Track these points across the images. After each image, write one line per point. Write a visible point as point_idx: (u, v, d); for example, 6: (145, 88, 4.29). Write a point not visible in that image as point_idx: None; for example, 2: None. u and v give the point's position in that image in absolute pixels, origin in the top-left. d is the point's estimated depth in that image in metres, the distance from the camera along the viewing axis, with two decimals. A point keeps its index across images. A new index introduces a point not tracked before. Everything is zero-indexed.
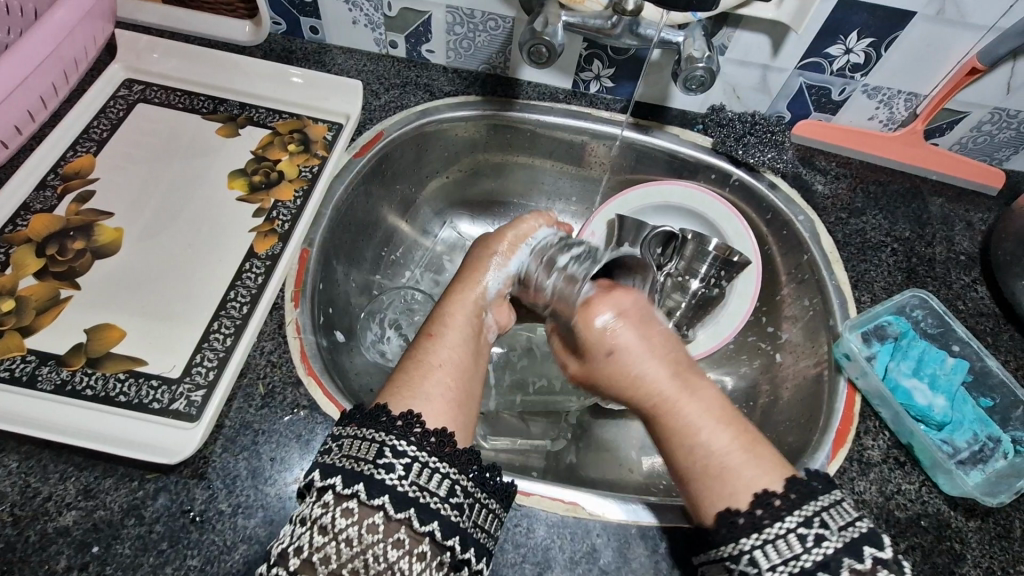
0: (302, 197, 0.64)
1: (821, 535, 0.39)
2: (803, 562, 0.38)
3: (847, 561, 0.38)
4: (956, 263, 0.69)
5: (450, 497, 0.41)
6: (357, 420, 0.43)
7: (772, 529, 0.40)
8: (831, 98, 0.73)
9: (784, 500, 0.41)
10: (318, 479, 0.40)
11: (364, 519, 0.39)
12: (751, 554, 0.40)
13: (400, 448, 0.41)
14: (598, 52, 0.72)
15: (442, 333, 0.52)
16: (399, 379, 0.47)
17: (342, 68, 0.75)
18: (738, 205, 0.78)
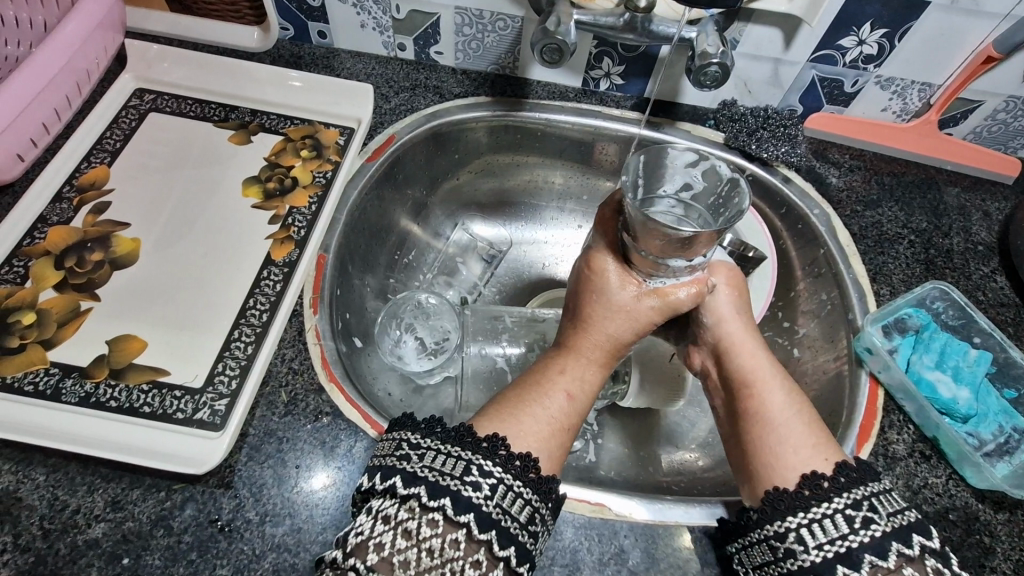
0: (317, 203, 0.64)
1: (871, 518, 0.41)
2: (849, 542, 0.40)
3: (896, 544, 0.40)
4: (974, 254, 0.69)
5: (529, 524, 0.41)
6: (441, 435, 0.43)
7: (818, 509, 0.42)
8: (843, 90, 0.73)
9: (832, 483, 0.44)
10: (401, 485, 0.41)
11: (446, 533, 0.39)
12: (796, 531, 0.42)
13: (487, 468, 0.42)
14: (609, 50, 0.72)
15: (578, 394, 0.51)
16: (516, 413, 0.48)
17: (351, 72, 0.75)
18: (753, 199, 0.77)
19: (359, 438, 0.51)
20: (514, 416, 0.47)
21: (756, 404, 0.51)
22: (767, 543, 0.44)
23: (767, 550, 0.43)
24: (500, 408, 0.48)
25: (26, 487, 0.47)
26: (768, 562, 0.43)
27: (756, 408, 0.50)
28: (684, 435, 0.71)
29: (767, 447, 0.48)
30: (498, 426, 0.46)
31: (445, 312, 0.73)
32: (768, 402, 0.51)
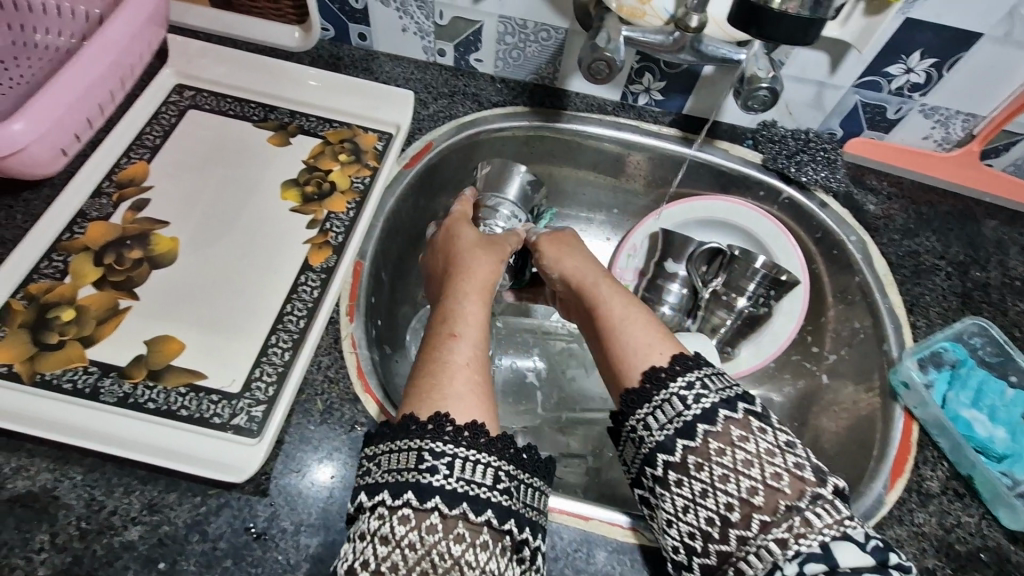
0: (355, 209, 0.64)
1: (701, 393, 0.45)
2: (685, 416, 0.45)
3: (723, 411, 0.44)
4: (1011, 289, 0.68)
5: (497, 484, 0.42)
6: (390, 436, 0.43)
7: (658, 396, 0.47)
8: (885, 117, 0.72)
9: (667, 371, 0.48)
10: (366, 498, 0.41)
11: (422, 523, 0.39)
12: (642, 418, 0.47)
13: (437, 450, 0.41)
14: (651, 65, 0.71)
15: (463, 331, 0.52)
16: (422, 380, 0.47)
17: (390, 75, 0.75)
18: (786, 222, 0.77)
19: None
20: (433, 384, 0.47)
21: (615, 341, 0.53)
22: (630, 437, 0.48)
23: (632, 444, 0.47)
24: (417, 381, 0.48)
25: (64, 486, 0.47)
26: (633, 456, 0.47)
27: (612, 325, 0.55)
28: None
29: (622, 357, 0.52)
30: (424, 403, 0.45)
31: None
32: (620, 320, 0.55)
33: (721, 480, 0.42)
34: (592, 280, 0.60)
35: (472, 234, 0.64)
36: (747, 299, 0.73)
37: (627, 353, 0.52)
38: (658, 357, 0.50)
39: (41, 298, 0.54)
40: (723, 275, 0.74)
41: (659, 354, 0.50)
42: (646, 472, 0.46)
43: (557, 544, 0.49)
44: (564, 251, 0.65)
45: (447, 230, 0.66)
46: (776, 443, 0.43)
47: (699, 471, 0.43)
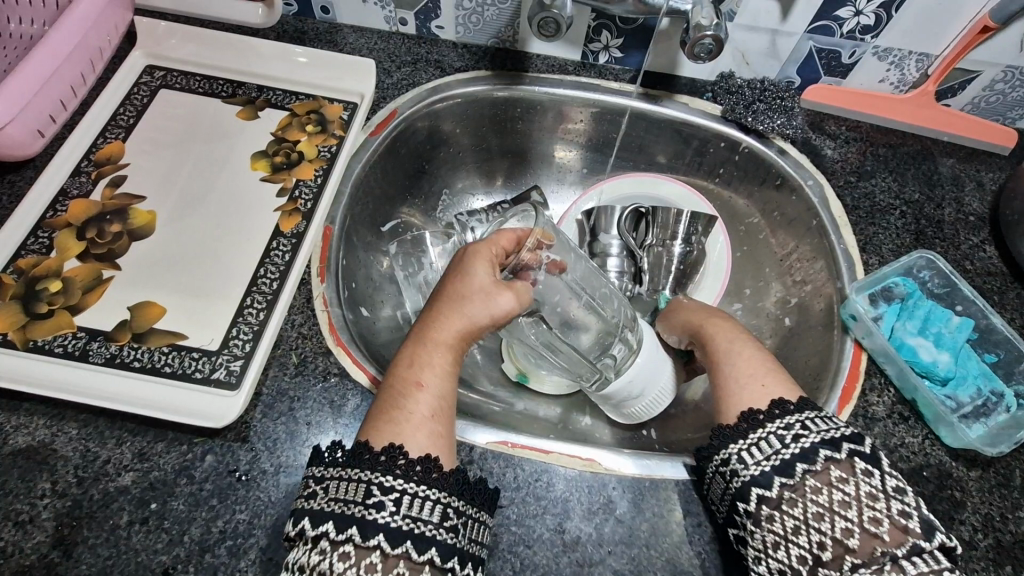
0: (322, 176, 0.67)
1: (800, 434, 0.46)
2: (783, 455, 0.46)
3: (825, 451, 0.45)
4: (965, 224, 0.70)
5: (444, 520, 0.43)
6: (340, 462, 0.45)
7: (755, 434, 0.47)
8: (841, 61, 0.73)
9: (766, 414, 0.48)
10: (309, 529, 0.42)
11: (361, 559, 0.41)
12: (738, 455, 0.47)
13: (386, 485, 0.43)
14: (607, 22, 0.73)
15: (430, 376, 0.50)
16: (379, 414, 0.47)
17: (354, 47, 0.77)
18: (748, 171, 0.79)
19: (365, 398, 0.55)
20: (393, 416, 0.47)
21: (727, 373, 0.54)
22: (718, 472, 0.48)
23: (719, 478, 0.48)
24: (382, 407, 0.48)
25: (60, 439, 0.51)
26: (722, 488, 0.48)
27: (725, 369, 0.54)
28: (679, 401, 0.74)
29: (728, 392, 0.52)
30: (382, 433, 0.46)
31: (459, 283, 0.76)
32: (732, 367, 0.54)
33: (817, 519, 0.43)
34: (710, 332, 0.59)
35: (483, 281, 0.53)
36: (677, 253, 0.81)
37: (725, 389, 0.53)
38: (761, 400, 0.50)
39: (29, 271, 0.58)
40: (653, 232, 0.82)
41: (763, 398, 0.50)
42: (738, 508, 0.47)
43: (518, 476, 0.53)
44: (682, 310, 0.66)
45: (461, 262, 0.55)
46: (884, 490, 0.44)
47: (793, 509, 0.44)
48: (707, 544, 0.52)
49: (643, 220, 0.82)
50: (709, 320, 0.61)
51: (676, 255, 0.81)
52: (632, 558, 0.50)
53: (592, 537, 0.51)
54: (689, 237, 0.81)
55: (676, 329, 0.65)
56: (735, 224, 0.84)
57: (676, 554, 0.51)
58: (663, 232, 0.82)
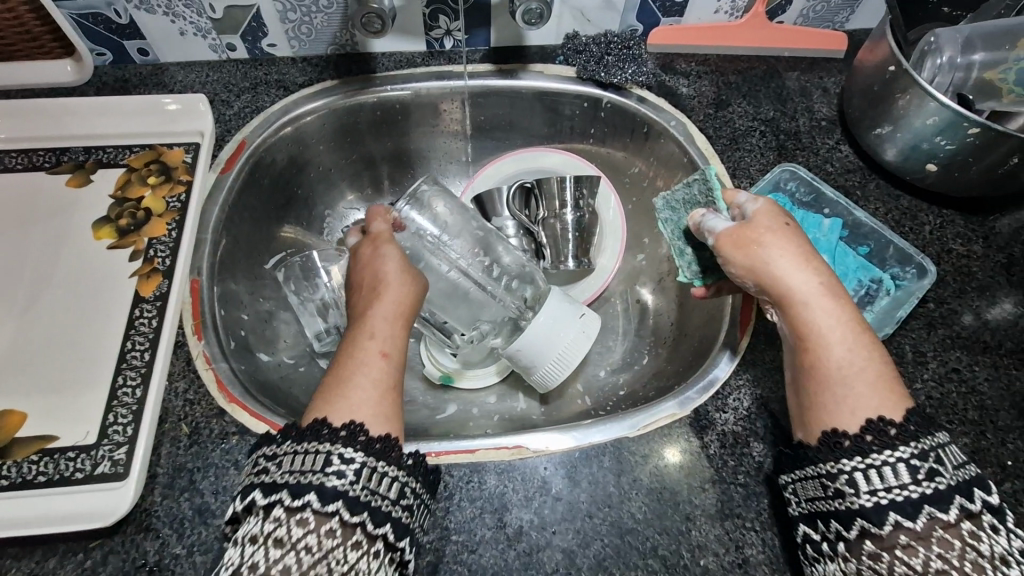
0: (177, 228, 0.62)
1: (936, 470, 0.42)
2: (909, 491, 0.41)
3: (960, 500, 0.41)
4: (819, 130, 0.73)
5: (400, 500, 0.43)
6: (296, 437, 0.43)
7: (879, 455, 0.43)
8: (674, 0, 0.74)
9: (898, 432, 0.43)
10: (260, 498, 0.41)
11: (320, 526, 0.40)
12: (851, 475, 0.43)
13: (347, 455, 0.42)
14: (441, 6, 0.71)
15: (381, 355, 0.50)
16: (328, 396, 0.46)
17: (184, 85, 0.72)
18: (617, 125, 0.80)
19: None
20: (340, 397, 0.46)
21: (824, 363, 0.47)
22: (818, 480, 0.45)
23: (819, 487, 0.45)
24: (324, 386, 0.48)
25: None
26: (818, 497, 0.45)
27: (827, 359, 0.47)
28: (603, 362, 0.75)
29: (828, 392, 0.46)
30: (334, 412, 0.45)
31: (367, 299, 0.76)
32: (839, 356, 0.47)
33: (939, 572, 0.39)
34: (802, 292, 0.49)
35: (396, 261, 0.58)
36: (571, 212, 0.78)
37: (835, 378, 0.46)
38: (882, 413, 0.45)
39: None
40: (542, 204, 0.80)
41: (885, 412, 0.44)
42: (833, 527, 0.43)
43: (449, 483, 0.52)
44: (750, 245, 0.53)
45: (377, 245, 0.60)
46: (1011, 551, 0.40)
47: (908, 556, 0.40)
48: (646, 496, 0.52)
49: (533, 195, 0.81)
50: (790, 273, 0.50)
51: (569, 224, 0.78)
52: (577, 531, 0.50)
53: (534, 522, 0.50)
54: (578, 202, 0.79)
55: (734, 270, 0.54)
56: (620, 178, 0.85)
57: (618, 514, 0.51)
58: (553, 202, 0.79)
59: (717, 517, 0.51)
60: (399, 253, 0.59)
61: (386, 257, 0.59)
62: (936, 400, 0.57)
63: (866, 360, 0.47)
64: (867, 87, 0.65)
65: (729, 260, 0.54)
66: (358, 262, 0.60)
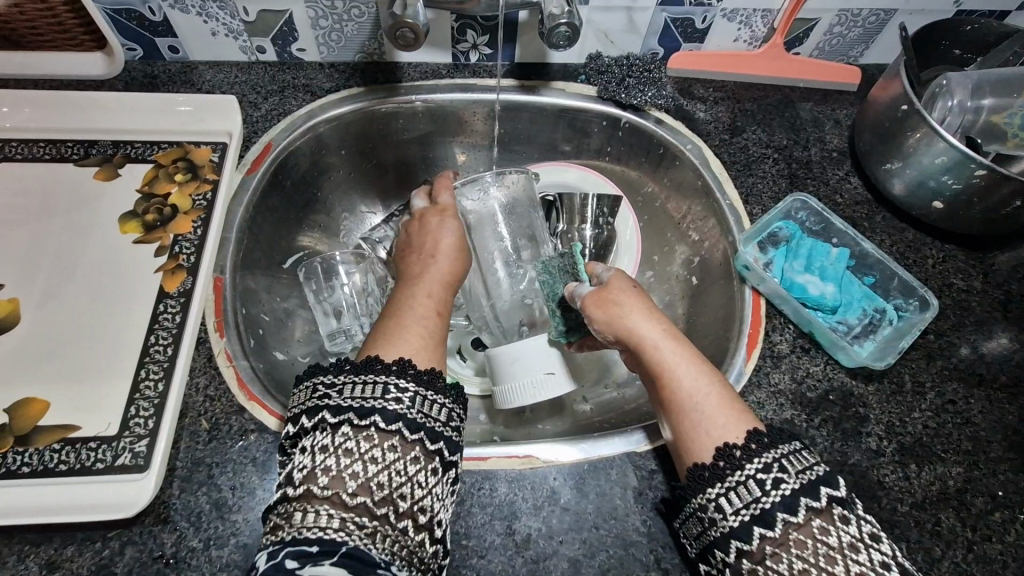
0: (202, 226, 0.63)
1: (780, 479, 0.44)
2: (762, 503, 0.43)
3: (804, 500, 0.43)
4: (830, 160, 0.76)
5: (450, 422, 0.48)
6: (350, 369, 0.47)
7: (733, 477, 0.45)
8: (696, 27, 0.76)
9: (743, 451, 0.46)
10: (329, 417, 0.45)
11: (383, 442, 0.44)
12: (717, 501, 0.45)
13: (402, 385, 0.46)
14: (469, 22, 0.73)
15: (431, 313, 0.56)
16: (384, 334, 0.52)
17: (213, 84, 0.74)
18: (633, 144, 0.82)
19: None
20: (398, 337, 0.52)
21: (677, 392, 0.51)
22: (696, 515, 0.47)
23: (698, 520, 0.46)
24: (376, 335, 0.52)
25: None
26: (701, 531, 0.46)
27: (679, 390, 0.51)
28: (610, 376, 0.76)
29: (687, 421, 0.50)
30: (390, 347, 0.50)
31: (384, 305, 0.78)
32: (686, 385, 0.51)
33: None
34: (654, 337, 0.54)
35: (451, 235, 0.65)
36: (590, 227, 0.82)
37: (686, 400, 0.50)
38: (730, 435, 0.47)
39: None
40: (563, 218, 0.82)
41: (731, 433, 0.47)
42: (716, 555, 0.45)
43: (460, 489, 0.53)
44: (611, 296, 0.58)
45: (440, 216, 0.66)
46: (861, 536, 0.42)
47: (776, 563, 0.42)
48: (651, 511, 0.54)
49: (553, 209, 0.83)
50: (642, 320, 0.55)
51: (587, 237, 0.81)
52: (584, 541, 0.52)
53: (543, 531, 0.52)
54: (598, 220, 0.82)
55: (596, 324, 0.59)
56: (632, 196, 0.87)
57: (624, 527, 0.53)
58: (573, 217, 0.82)
59: None
60: (458, 230, 0.66)
61: (441, 229, 0.65)
62: (932, 429, 0.59)
63: (712, 387, 0.51)
64: (878, 123, 0.67)
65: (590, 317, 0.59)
66: (416, 226, 0.67)
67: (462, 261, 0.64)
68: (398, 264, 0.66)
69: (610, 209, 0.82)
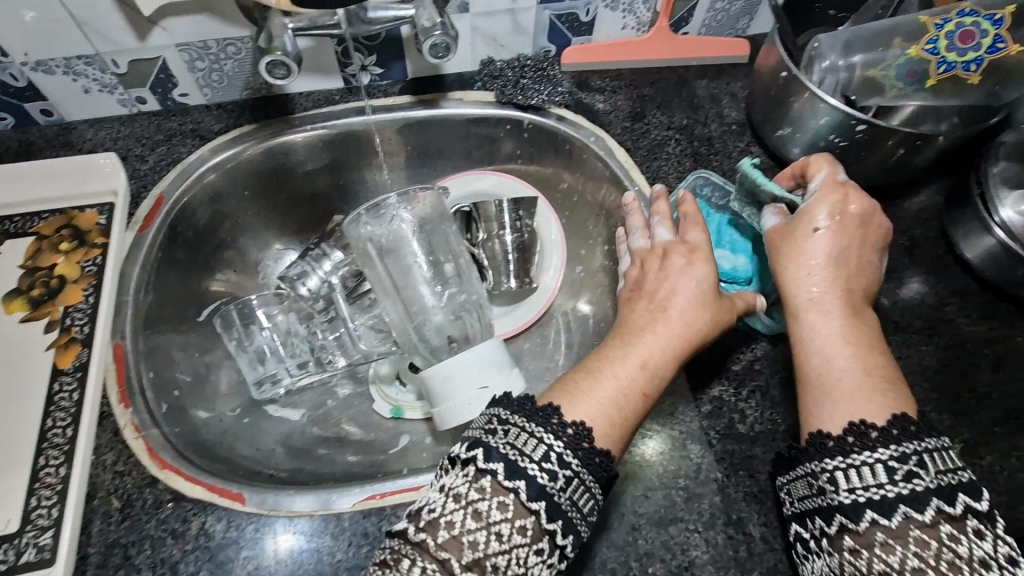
0: (94, 293, 0.61)
1: (915, 474, 0.44)
2: (885, 491, 0.44)
3: (936, 501, 0.43)
4: (730, 133, 0.77)
5: (588, 514, 0.46)
6: (527, 412, 0.47)
7: (859, 455, 0.45)
8: (581, 21, 0.76)
9: (880, 433, 0.46)
10: (480, 460, 0.44)
11: (516, 518, 0.43)
12: (832, 473, 0.46)
13: (564, 459, 0.45)
14: (352, 44, 0.71)
15: (633, 354, 0.53)
16: (578, 386, 0.51)
17: (94, 142, 0.71)
18: (540, 144, 0.82)
19: (211, 513, 0.51)
20: (569, 392, 0.51)
21: (825, 370, 0.50)
22: (807, 480, 0.48)
23: (810, 485, 0.48)
24: (574, 379, 0.52)
25: None
26: (809, 495, 0.48)
27: (818, 372, 0.51)
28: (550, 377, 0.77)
29: (827, 383, 0.50)
30: (562, 399, 0.50)
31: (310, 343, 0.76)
32: (818, 365, 0.51)
33: (913, 569, 0.42)
34: (820, 294, 0.53)
35: (691, 288, 0.57)
36: (511, 232, 0.80)
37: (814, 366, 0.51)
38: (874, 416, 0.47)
39: None
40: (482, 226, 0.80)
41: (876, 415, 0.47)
42: (816, 526, 0.46)
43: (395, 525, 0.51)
44: (782, 243, 0.56)
45: (681, 227, 0.64)
46: (992, 554, 0.42)
47: (886, 553, 0.42)
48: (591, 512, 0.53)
49: (472, 219, 0.81)
50: (798, 281, 0.54)
51: (509, 244, 0.80)
52: None
53: None
54: (516, 223, 0.80)
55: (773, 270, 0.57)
56: (551, 194, 0.87)
57: None
58: (491, 224, 0.80)
59: (662, 523, 0.53)
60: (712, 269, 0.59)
61: (692, 236, 0.62)
62: None
63: (854, 370, 0.50)
64: (766, 92, 0.69)
65: (770, 253, 0.57)
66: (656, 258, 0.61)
67: (720, 314, 0.57)
68: (623, 289, 0.62)
69: (527, 212, 0.81)
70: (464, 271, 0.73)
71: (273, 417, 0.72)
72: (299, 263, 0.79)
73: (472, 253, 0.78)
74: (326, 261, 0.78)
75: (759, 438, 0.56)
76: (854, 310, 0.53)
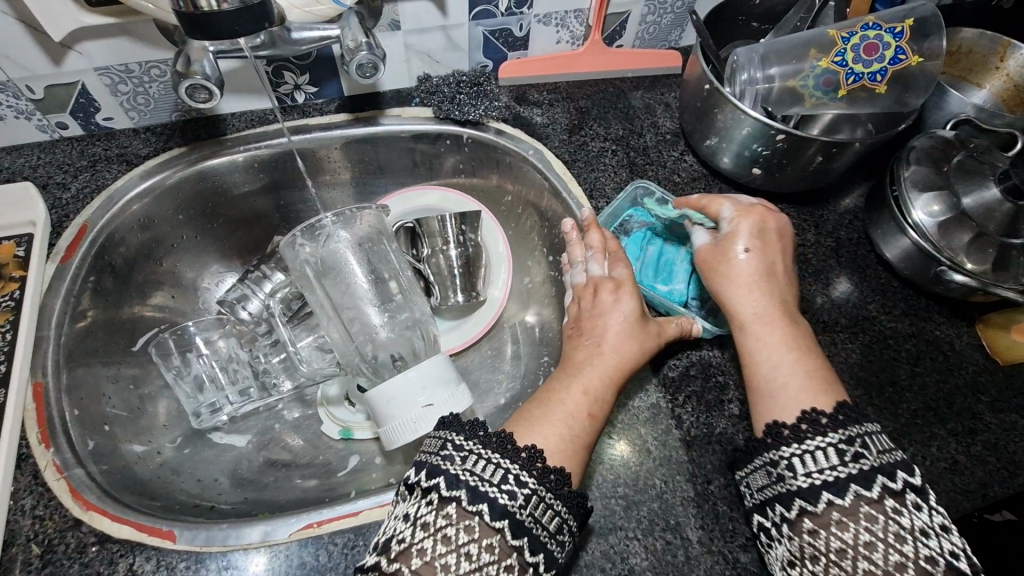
0: (11, 329, 0.58)
1: (861, 453, 0.46)
2: (836, 470, 0.45)
3: (881, 478, 0.45)
4: (665, 143, 0.79)
5: (557, 534, 0.45)
6: (483, 438, 0.47)
7: (812, 441, 0.47)
8: (515, 36, 0.77)
9: (829, 419, 0.48)
10: (444, 488, 0.44)
11: (483, 539, 0.43)
12: (790, 459, 0.47)
13: (522, 479, 0.45)
14: (283, 64, 0.70)
15: (573, 383, 0.55)
16: (526, 415, 0.52)
17: (13, 171, 0.68)
18: (481, 158, 0.82)
19: (139, 554, 0.49)
20: (525, 418, 0.52)
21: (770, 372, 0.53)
22: (764, 469, 0.49)
23: (766, 474, 0.48)
24: (528, 409, 0.53)
25: None
26: (766, 484, 0.48)
27: (766, 373, 0.53)
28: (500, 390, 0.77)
29: (771, 386, 0.52)
30: (519, 427, 0.51)
31: (251, 367, 0.74)
32: (767, 368, 0.53)
33: (866, 546, 0.43)
34: (763, 300, 0.56)
35: (618, 319, 0.59)
36: (455, 246, 0.80)
37: (760, 366, 0.54)
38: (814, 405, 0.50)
39: None
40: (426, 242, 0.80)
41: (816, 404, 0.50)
42: (775, 510, 0.47)
43: (333, 553, 0.50)
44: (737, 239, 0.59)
45: (609, 257, 0.66)
46: (929, 524, 0.43)
47: (841, 530, 0.44)
48: None
49: (416, 235, 0.81)
50: (747, 285, 0.57)
51: (455, 259, 0.80)
52: None
53: None
54: (461, 238, 0.80)
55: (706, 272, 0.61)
56: (495, 207, 0.87)
57: None
58: (435, 240, 0.79)
59: (603, 533, 0.53)
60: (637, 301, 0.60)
61: (615, 270, 0.64)
62: None
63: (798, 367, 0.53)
64: (693, 103, 0.71)
65: (704, 265, 0.61)
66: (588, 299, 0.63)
67: (648, 341, 0.58)
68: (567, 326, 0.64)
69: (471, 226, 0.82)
70: (407, 284, 0.73)
71: (217, 445, 0.70)
72: (239, 286, 0.77)
73: (416, 269, 0.78)
74: (267, 283, 0.76)
75: (696, 442, 0.57)
76: (790, 318, 0.56)
